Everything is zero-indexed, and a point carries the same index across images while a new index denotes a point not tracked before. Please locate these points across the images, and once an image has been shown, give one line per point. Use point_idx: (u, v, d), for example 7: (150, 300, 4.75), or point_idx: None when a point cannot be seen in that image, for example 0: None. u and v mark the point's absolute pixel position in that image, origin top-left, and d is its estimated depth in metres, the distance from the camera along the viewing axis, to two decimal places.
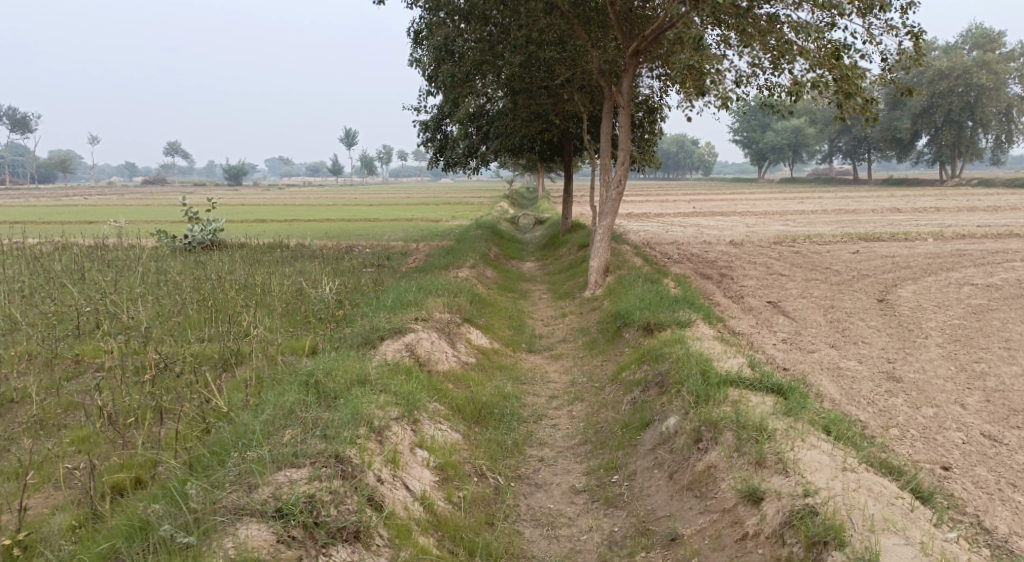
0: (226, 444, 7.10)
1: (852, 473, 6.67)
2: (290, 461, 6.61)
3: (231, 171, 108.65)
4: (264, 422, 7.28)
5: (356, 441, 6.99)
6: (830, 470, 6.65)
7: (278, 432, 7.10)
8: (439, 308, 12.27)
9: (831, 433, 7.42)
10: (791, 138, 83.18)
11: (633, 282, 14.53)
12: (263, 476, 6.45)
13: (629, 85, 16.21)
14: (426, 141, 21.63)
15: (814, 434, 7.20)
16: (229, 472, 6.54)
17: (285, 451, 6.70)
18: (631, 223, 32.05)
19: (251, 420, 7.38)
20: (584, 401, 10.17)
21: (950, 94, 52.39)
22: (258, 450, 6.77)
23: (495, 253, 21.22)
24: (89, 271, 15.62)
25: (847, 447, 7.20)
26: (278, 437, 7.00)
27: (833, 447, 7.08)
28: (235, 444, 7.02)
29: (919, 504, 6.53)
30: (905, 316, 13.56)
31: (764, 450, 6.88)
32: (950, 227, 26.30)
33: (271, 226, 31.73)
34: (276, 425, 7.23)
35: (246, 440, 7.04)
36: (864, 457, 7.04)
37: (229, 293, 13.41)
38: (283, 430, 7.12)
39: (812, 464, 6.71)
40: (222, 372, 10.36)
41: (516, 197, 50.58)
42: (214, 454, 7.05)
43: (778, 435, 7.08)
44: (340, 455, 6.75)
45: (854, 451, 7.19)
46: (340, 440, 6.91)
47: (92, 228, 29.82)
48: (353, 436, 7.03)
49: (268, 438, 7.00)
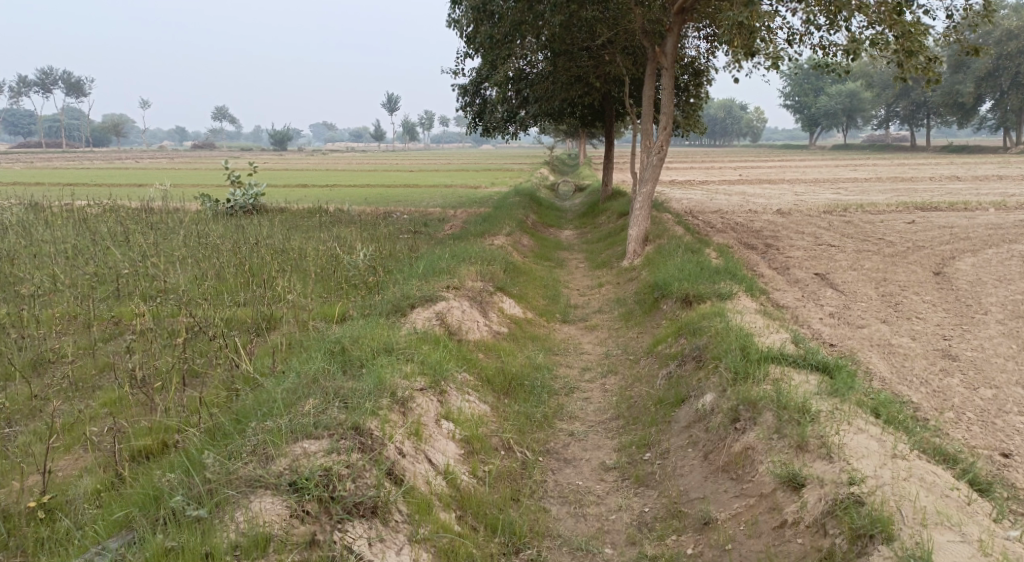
0: (247, 413, 6.90)
1: (903, 460, 6.25)
2: (308, 432, 6.39)
3: (279, 136, 109.42)
4: (286, 390, 7.05)
5: (378, 412, 6.75)
6: (879, 456, 6.23)
7: (301, 401, 6.87)
8: (472, 275, 11.98)
9: (881, 416, 6.97)
10: (845, 103, 80.78)
11: (673, 252, 14.08)
12: (279, 447, 6.25)
13: (673, 46, 15.60)
14: (465, 105, 21.20)
15: (862, 416, 6.76)
16: (246, 443, 6.34)
17: (304, 422, 6.47)
18: (677, 190, 31.36)
19: (274, 388, 7.16)
20: (617, 374, 9.82)
21: (1018, 55, 50.17)
22: (277, 420, 6.56)
23: (534, 221, 20.84)
24: (129, 233, 15.62)
25: (898, 431, 6.74)
26: (298, 407, 6.78)
27: (882, 431, 6.63)
28: (256, 413, 6.82)
29: (976, 497, 6.09)
30: (962, 291, 12.92)
31: (805, 432, 6.49)
32: (1012, 196, 25.21)
33: (314, 191, 31.67)
34: (298, 394, 7.01)
35: (267, 410, 6.83)
36: (916, 443, 6.59)
37: (265, 257, 13.26)
38: (305, 400, 6.89)
39: (858, 449, 6.28)
40: (253, 337, 10.18)
41: (558, 163, 49.88)
42: (234, 422, 6.85)
43: (822, 418, 6.65)
44: (360, 426, 6.51)
45: (906, 436, 6.73)
46: (362, 410, 6.67)
47: (139, 190, 30.04)
48: (375, 407, 6.78)
49: (290, 407, 6.79)
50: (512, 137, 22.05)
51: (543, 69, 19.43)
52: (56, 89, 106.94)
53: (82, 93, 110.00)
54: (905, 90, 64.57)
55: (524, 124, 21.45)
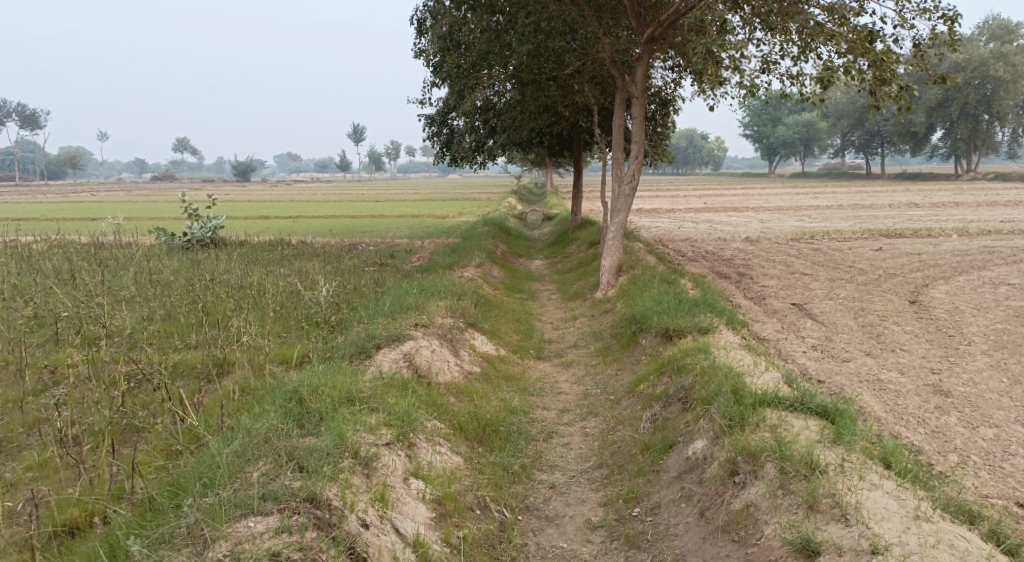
0: (186, 482, 6.21)
1: (927, 523, 5.79)
2: (254, 507, 5.74)
3: (240, 167, 108.15)
4: (232, 453, 6.36)
5: (338, 476, 6.12)
6: (900, 519, 5.80)
7: (251, 466, 6.20)
8: (442, 312, 11.36)
9: (893, 467, 6.54)
10: (802, 132, 81.69)
11: (648, 283, 13.61)
12: (221, 526, 5.61)
13: (643, 75, 15.21)
14: (431, 135, 20.68)
15: (872, 468, 6.33)
16: (180, 524, 5.67)
17: (250, 495, 5.81)
18: (643, 219, 31.05)
19: (218, 449, 6.46)
20: (598, 416, 9.25)
21: (966, 86, 51.19)
22: (221, 493, 5.88)
23: (503, 251, 20.32)
24: (75, 270, 14.73)
25: (916, 486, 6.31)
26: (246, 474, 6.10)
27: (897, 486, 6.19)
28: (195, 483, 6.12)
29: None
30: (943, 320, 12.55)
31: (816, 490, 6.07)
32: (973, 222, 25.20)
33: (274, 222, 30.80)
34: (246, 457, 6.33)
35: (210, 478, 6.14)
36: (937, 501, 6.15)
37: (220, 294, 12.50)
38: (253, 464, 6.22)
39: (876, 510, 5.86)
40: (204, 384, 9.45)
41: (522, 191, 49.37)
42: (172, 495, 6.17)
43: (832, 473, 6.22)
44: (316, 496, 5.87)
45: (925, 491, 6.32)
46: (319, 477, 6.02)
47: (90, 224, 28.98)
48: (334, 471, 6.14)
49: (235, 476, 6.10)
50: (480, 167, 21.57)
51: (511, 98, 19.03)
52: (9, 121, 104.59)
53: (36, 126, 107.73)
54: (860, 120, 65.43)
55: (492, 154, 20.99)
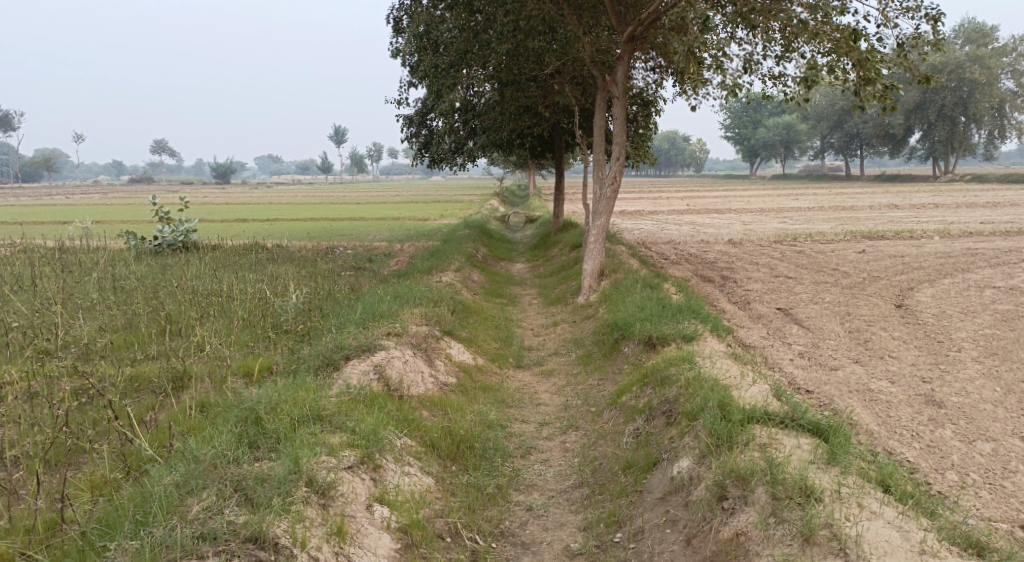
0: (118, 519, 5.97)
1: (933, 559, 5.53)
2: (189, 550, 5.51)
3: (219, 170, 106.92)
4: (172, 483, 6.13)
5: (288, 510, 5.92)
6: (905, 554, 5.53)
7: (193, 498, 5.99)
8: (416, 320, 10.90)
9: (893, 491, 6.24)
10: (783, 134, 81.68)
11: (630, 288, 13.20)
12: None
13: (624, 74, 14.81)
14: (409, 136, 20.18)
15: (870, 493, 6.07)
16: None
17: (186, 535, 5.58)
18: (624, 221, 30.64)
19: (156, 478, 6.24)
20: (579, 430, 8.83)
21: (943, 89, 51.28)
22: (156, 531, 5.66)
23: (484, 254, 19.89)
24: (38, 277, 14.14)
25: (919, 515, 5.99)
26: (186, 508, 5.87)
27: (898, 514, 5.91)
28: (128, 519, 5.89)
29: None
30: (931, 325, 12.20)
31: (811, 521, 5.74)
32: (955, 224, 25.00)
33: (251, 226, 30.11)
34: (187, 486, 6.12)
35: (145, 512, 5.91)
36: (943, 532, 5.85)
37: (185, 302, 11.98)
38: (196, 496, 5.99)
39: (878, 544, 5.58)
40: (162, 398, 8.95)
41: (503, 192, 48.87)
42: (102, 532, 5.94)
43: (829, 500, 5.92)
44: (261, 535, 5.68)
45: (929, 520, 6.00)
46: (268, 511, 5.84)
47: (59, 228, 28.17)
48: (284, 504, 5.95)
49: (173, 509, 5.88)
50: (459, 168, 21.10)
51: (490, 99, 18.61)
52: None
53: (10, 127, 105.81)
54: (839, 122, 65.51)
55: (471, 155, 20.55)
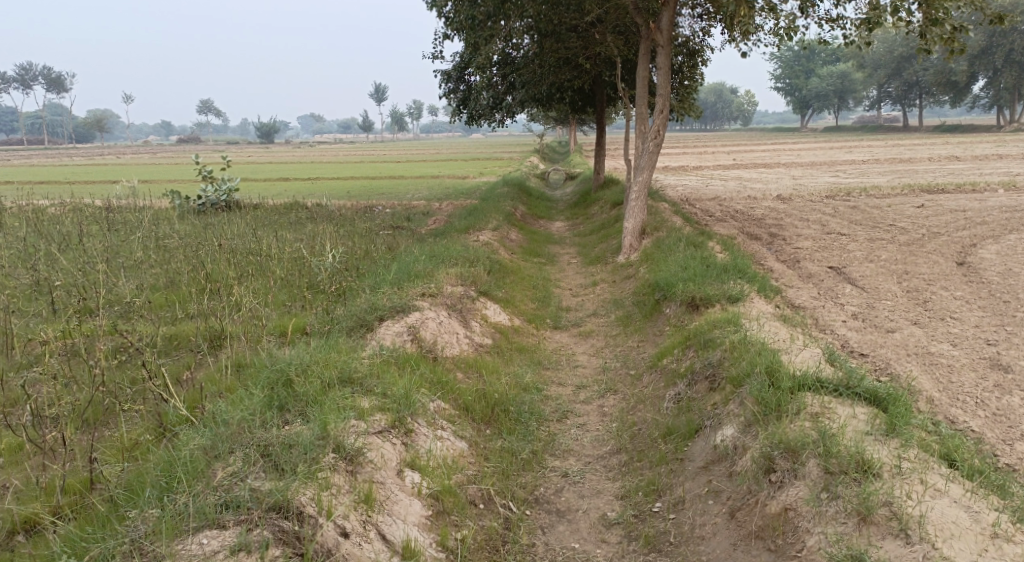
0: (143, 484, 5.82)
1: (1006, 543, 5.18)
2: (211, 519, 5.35)
3: (265, 129, 107.14)
4: (199, 447, 5.96)
5: (315, 477, 5.72)
6: (974, 537, 5.19)
7: (219, 463, 5.82)
8: (452, 279, 10.60)
9: (958, 467, 5.84)
10: (836, 84, 79.18)
11: (673, 247, 12.74)
12: (172, 541, 5.25)
13: (669, 21, 14.17)
14: (448, 91, 19.74)
15: (934, 469, 5.68)
16: (128, 537, 5.31)
17: (209, 503, 5.44)
18: (670, 177, 29.87)
19: (184, 442, 6.07)
20: (618, 393, 8.50)
21: (1011, 33, 48.92)
22: (178, 499, 5.51)
23: (523, 212, 19.48)
24: (82, 234, 14.11)
25: (988, 494, 5.60)
26: (211, 474, 5.72)
27: (964, 493, 5.53)
28: (153, 484, 5.73)
29: None
30: (996, 284, 11.57)
31: (869, 498, 5.39)
32: (1020, 176, 23.82)
33: (294, 185, 29.95)
34: (214, 451, 5.95)
35: (170, 478, 5.76)
36: (1014, 513, 5.46)
37: (222, 260, 11.81)
38: (222, 461, 5.83)
39: (943, 525, 5.23)
40: (198, 357, 8.81)
41: (546, 148, 48.12)
42: (128, 495, 5.80)
43: (888, 476, 5.55)
44: (284, 505, 5.47)
45: (1000, 499, 5.60)
46: (294, 477, 5.65)
47: (108, 187, 28.47)
48: (310, 470, 5.76)
49: (199, 475, 5.72)
50: (498, 124, 20.64)
51: (529, 50, 18.17)
52: (35, 85, 104.05)
53: (63, 88, 107.38)
54: (898, 70, 63.08)
55: (510, 111, 20.08)
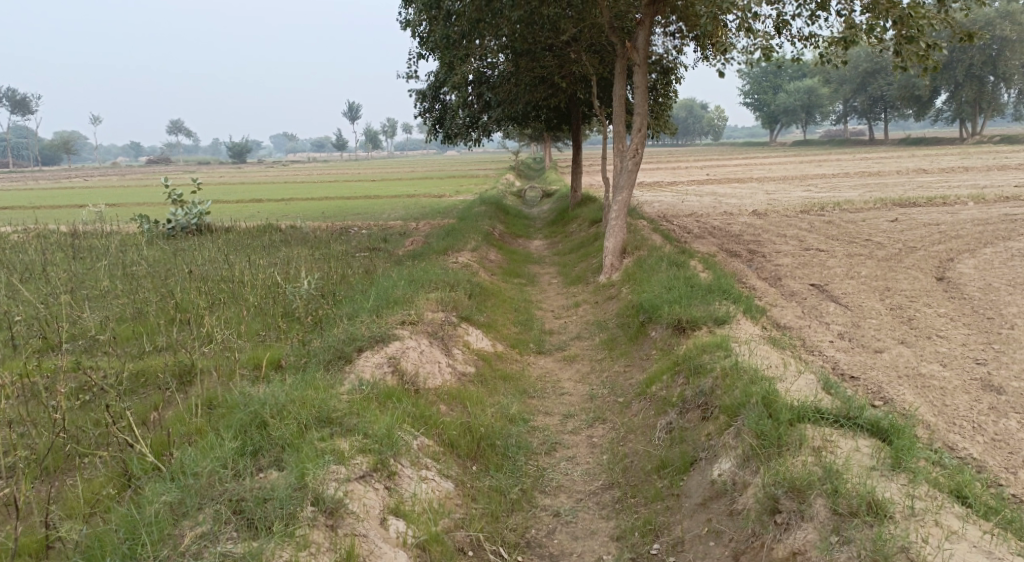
0: (106, 544, 5.56)
1: None
2: None
3: (236, 149, 106.24)
4: (165, 504, 5.72)
5: (290, 537, 5.49)
6: None
7: (187, 523, 5.60)
8: (432, 306, 10.31)
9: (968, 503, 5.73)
10: (804, 99, 80.01)
11: (655, 266, 12.54)
12: None
13: (646, 40, 14.02)
14: (423, 111, 19.50)
15: (946, 508, 5.56)
16: None
17: None
18: (644, 193, 29.78)
19: (149, 497, 5.82)
20: (606, 422, 8.24)
21: (971, 48, 49.67)
22: None
23: (501, 231, 19.23)
24: (46, 263, 13.62)
25: (1001, 532, 5.48)
26: (178, 535, 5.50)
27: (979, 533, 5.41)
28: (116, 547, 5.48)
29: None
30: (978, 300, 11.48)
31: (883, 544, 5.26)
32: (988, 189, 24.00)
33: (266, 206, 29.45)
34: (182, 507, 5.73)
35: (133, 540, 5.52)
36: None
37: (194, 288, 11.41)
38: (191, 519, 5.62)
39: None
40: (166, 394, 8.43)
41: (519, 166, 47.95)
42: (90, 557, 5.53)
43: (901, 517, 5.42)
44: None
45: (1012, 537, 5.47)
46: (268, 539, 5.43)
47: (74, 212, 27.75)
48: (284, 531, 5.51)
49: (164, 538, 5.50)
50: (475, 143, 20.43)
51: (504, 69, 17.97)
52: None
53: (28, 110, 105.65)
54: (863, 85, 63.79)
55: (487, 130, 19.89)
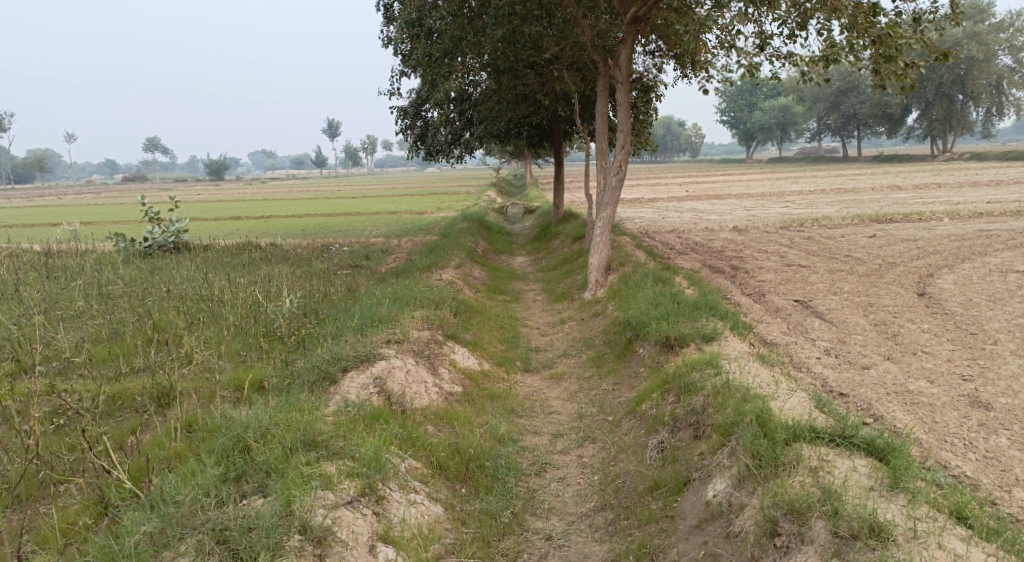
0: None
1: None
2: None
3: (213, 166, 105.55)
4: (145, 535, 5.64)
5: None
6: None
7: (168, 555, 5.52)
8: (417, 324, 10.18)
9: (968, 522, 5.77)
10: (779, 116, 80.78)
11: (640, 283, 12.49)
12: None
13: (628, 58, 14.03)
14: (404, 128, 19.40)
15: (947, 528, 5.57)
16: None
17: None
18: (624, 210, 29.82)
19: (129, 526, 5.73)
20: (596, 441, 8.14)
21: (941, 67, 50.33)
22: None
23: (483, 248, 19.14)
24: (21, 283, 13.34)
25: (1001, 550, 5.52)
26: None
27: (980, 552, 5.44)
28: None
29: None
30: (961, 316, 11.51)
31: None
32: (963, 205, 24.23)
33: (244, 224, 29.16)
34: (162, 538, 5.65)
35: None
36: None
37: (173, 307, 11.20)
38: (172, 550, 5.55)
39: None
40: (144, 417, 8.24)
41: (498, 183, 47.92)
42: None
43: (903, 538, 5.47)
44: None
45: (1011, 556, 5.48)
46: None
47: (47, 231, 27.32)
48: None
49: None
50: (457, 160, 20.36)
51: (486, 87, 17.94)
52: None
53: (1, 128, 104.47)
54: (836, 103, 64.47)
55: (468, 147, 19.83)
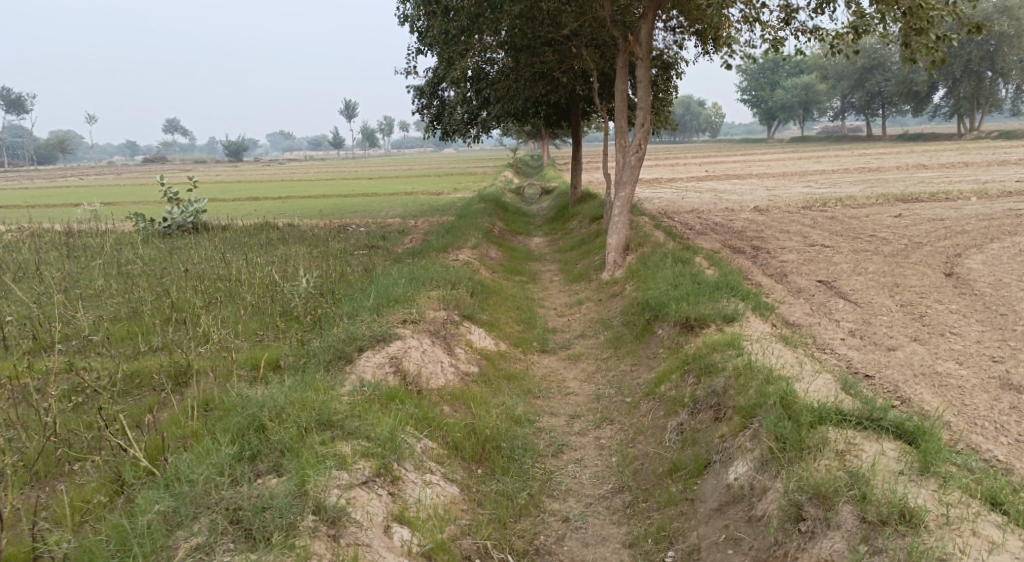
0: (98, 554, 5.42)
1: None
2: None
3: (232, 147, 105.77)
4: (157, 514, 5.57)
5: (290, 549, 5.30)
6: None
7: (181, 534, 5.44)
8: (433, 304, 10.06)
9: (1001, 508, 5.58)
10: (801, 95, 79.71)
11: (660, 263, 12.29)
12: None
13: (648, 34, 13.76)
14: (421, 107, 19.23)
15: (978, 515, 5.41)
16: None
17: None
18: (643, 190, 29.52)
19: (143, 506, 5.66)
20: (615, 423, 8.01)
21: (968, 44, 49.34)
22: None
23: (501, 229, 18.97)
24: (40, 263, 13.34)
25: None
26: (172, 547, 5.37)
27: (1012, 541, 5.27)
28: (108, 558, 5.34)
29: None
30: (990, 296, 11.23)
31: (917, 554, 5.13)
32: (991, 184, 23.76)
33: (263, 204, 29.13)
34: (175, 517, 5.57)
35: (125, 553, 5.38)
36: None
37: (190, 286, 11.14)
38: (185, 530, 5.47)
39: None
40: (161, 395, 8.19)
41: (516, 163, 47.57)
42: None
43: (933, 525, 5.30)
44: None
45: None
46: (267, 551, 5.26)
47: (68, 211, 27.40)
48: (283, 543, 5.33)
49: (156, 550, 5.35)
50: (474, 140, 20.17)
51: (504, 65, 17.72)
52: None
53: (23, 109, 105.15)
54: (861, 81, 63.48)
55: (486, 126, 19.64)
